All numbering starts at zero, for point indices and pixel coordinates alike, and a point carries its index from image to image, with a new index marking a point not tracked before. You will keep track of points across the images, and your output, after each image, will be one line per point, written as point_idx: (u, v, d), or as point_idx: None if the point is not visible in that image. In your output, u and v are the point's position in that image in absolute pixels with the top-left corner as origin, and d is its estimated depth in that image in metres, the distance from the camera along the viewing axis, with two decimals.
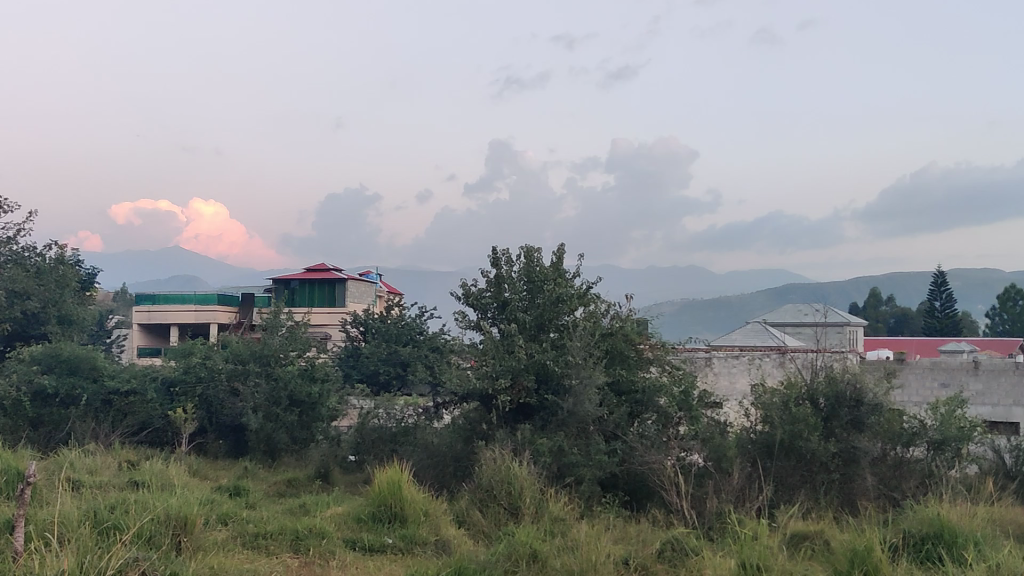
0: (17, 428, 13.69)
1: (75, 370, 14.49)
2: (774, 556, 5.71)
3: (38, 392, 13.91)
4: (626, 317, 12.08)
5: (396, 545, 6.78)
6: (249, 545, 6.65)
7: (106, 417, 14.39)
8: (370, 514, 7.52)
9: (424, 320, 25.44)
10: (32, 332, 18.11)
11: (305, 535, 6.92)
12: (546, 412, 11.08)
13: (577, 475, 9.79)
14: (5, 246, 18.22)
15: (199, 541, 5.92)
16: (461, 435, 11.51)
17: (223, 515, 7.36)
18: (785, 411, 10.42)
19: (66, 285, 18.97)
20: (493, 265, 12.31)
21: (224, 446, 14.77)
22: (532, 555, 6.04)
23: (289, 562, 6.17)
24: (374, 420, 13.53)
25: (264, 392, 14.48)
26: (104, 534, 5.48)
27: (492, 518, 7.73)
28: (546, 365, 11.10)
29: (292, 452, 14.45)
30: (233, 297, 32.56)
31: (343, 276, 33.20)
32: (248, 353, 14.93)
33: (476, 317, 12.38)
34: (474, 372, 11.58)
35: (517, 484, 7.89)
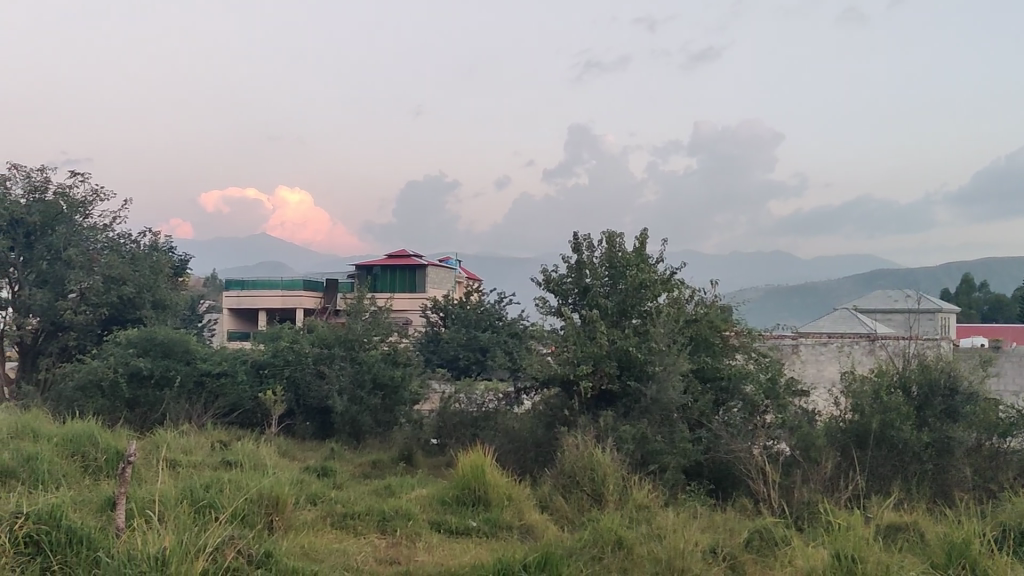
0: (115, 409, 14.27)
1: (169, 353, 14.95)
2: (869, 546, 5.55)
3: (134, 374, 14.41)
4: (711, 304, 11.98)
5: (481, 529, 6.80)
6: (338, 524, 6.77)
7: (198, 398, 14.80)
8: (454, 496, 7.56)
9: (503, 306, 25.42)
10: (128, 316, 18.68)
11: (390, 516, 7.00)
12: (629, 399, 10.98)
13: (661, 463, 9.72)
14: (101, 235, 19.26)
15: (290, 520, 6.08)
16: (542, 421, 11.53)
17: (312, 495, 7.52)
18: (876, 400, 10.08)
19: (159, 271, 19.49)
20: (574, 250, 12.26)
21: (310, 428, 15.09)
22: (618, 542, 5.99)
23: (377, 542, 6.26)
24: (455, 404, 13.59)
25: (349, 375, 14.75)
26: (200, 512, 5.61)
27: (575, 504, 7.68)
28: (629, 352, 11.00)
29: (375, 435, 14.70)
30: (319, 283, 33.15)
31: (423, 261, 33.55)
32: (333, 337, 15.26)
33: (557, 303, 12.36)
34: (555, 358, 11.55)
35: (600, 470, 7.87)
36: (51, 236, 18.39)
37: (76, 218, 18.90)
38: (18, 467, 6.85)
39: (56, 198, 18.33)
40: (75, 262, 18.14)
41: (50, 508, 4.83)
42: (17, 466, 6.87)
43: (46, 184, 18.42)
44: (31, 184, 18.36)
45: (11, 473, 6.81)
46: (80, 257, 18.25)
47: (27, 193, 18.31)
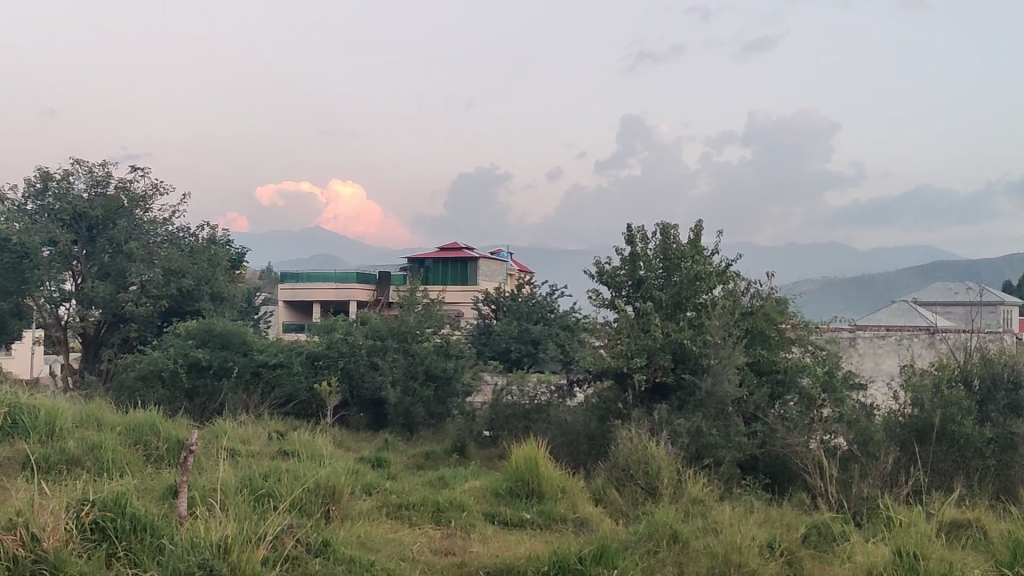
0: (174, 399, 14.58)
1: (227, 344, 15.19)
2: (932, 544, 5.46)
3: (194, 365, 14.70)
4: (767, 296, 11.81)
5: (535, 521, 6.81)
6: (392, 514, 6.82)
7: (255, 389, 15.02)
8: (507, 488, 7.56)
9: (555, 299, 25.37)
10: (187, 308, 19.03)
11: (445, 507, 7.03)
12: (684, 392, 10.90)
13: (716, 457, 9.65)
14: (161, 228, 19.61)
15: (346, 509, 6.15)
16: (595, 414, 11.52)
17: (368, 485, 7.60)
18: (936, 395, 9.87)
19: (218, 264, 19.72)
20: (628, 242, 12.19)
21: (364, 419, 15.26)
22: (673, 536, 5.95)
23: (431, 533, 6.29)
24: (508, 396, 13.60)
25: (402, 366, 14.88)
26: (259, 501, 5.70)
27: (629, 497, 7.65)
28: (683, 344, 10.90)
29: (428, 426, 14.80)
30: (372, 275, 33.42)
31: (475, 254, 33.64)
32: (386, 330, 15.34)
33: (610, 295, 12.31)
34: (608, 351, 11.52)
35: (654, 463, 7.84)
36: (113, 229, 18.81)
37: (136, 212, 19.30)
38: (83, 455, 7.02)
39: (118, 193, 18.72)
40: (137, 255, 18.53)
41: (114, 495, 4.94)
42: (81, 454, 7.04)
43: (108, 178, 18.84)
44: (93, 179, 18.79)
45: (76, 461, 6.97)
46: (141, 250, 18.62)
47: (90, 187, 18.73)
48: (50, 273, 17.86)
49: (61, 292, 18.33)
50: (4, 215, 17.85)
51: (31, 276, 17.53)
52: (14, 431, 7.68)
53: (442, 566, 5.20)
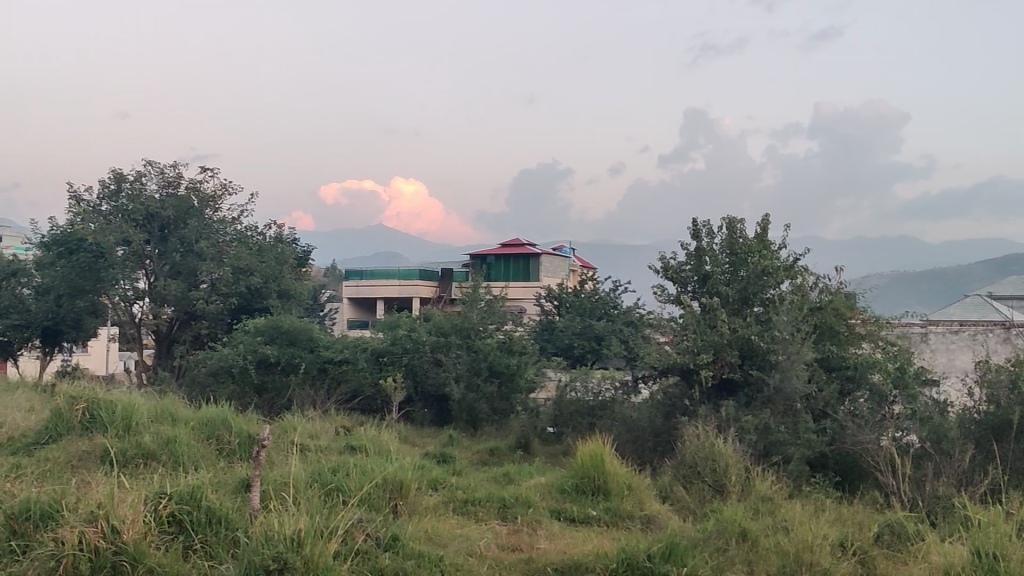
0: (244, 394, 14.89)
1: (294, 340, 15.44)
2: (1013, 544, 5.31)
3: (262, 361, 14.99)
4: (836, 291, 11.59)
5: (602, 518, 6.78)
6: (459, 510, 6.86)
7: (322, 384, 15.21)
8: (573, 485, 7.55)
9: (618, 295, 25.20)
10: (255, 306, 19.31)
11: (511, 503, 7.04)
12: (752, 388, 10.76)
13: (785, 455, 9.51)
14: (230, 227, 19.96)
15: (414, 505, 6.21)
16: (661, 410, 11.48)
17: (434, 480, 7.65)
18: (1014, 391, 9.57)
19: (284, 262, 20.01)
20: (693, 237, 12.09)
21: (429, 415, 15.40)
22: (742, 534, 5.88)
23: (498, 529, 6.32)
24: (572, 393, 13.57)
25: (465, 362, 14.98)
26: (329, 495, 5.78)
27: (697, 494, 7.57)
28: (751, 340, 10.76)
29: (492, 423, 14.85)
30: (435, 272, 33.62)
31: (537, 250, 33.63)
32: (450, 327, 15.43)
33: (675, 291, 12.25)
34: (674, 347, 11.45)
35: (722, 461, 7.75)
36: (184, 228, 19.22)
37: (206, 212, 19.70)
38: (159, 449, 7.18)
39: (188, 193, 19.12)
40: (207, 254, 18.91)
41: (190, 489, 5.04)
42: (157, 449, 7.20)
43: (180, 179, 19.26)
44: (164, 180, 19.23)
45: (152, 455, 7.15)
46: (210, 249, 18.99)
47: (162, 188, 19.18)
48: (124, 272, 18.41)
49: (134, 290, 18.89)
50: (81, 216, 18.37)
51: (105, 274, 18.18)
52: (93, 426, 7.91)
53: (511, 563, 5.22)
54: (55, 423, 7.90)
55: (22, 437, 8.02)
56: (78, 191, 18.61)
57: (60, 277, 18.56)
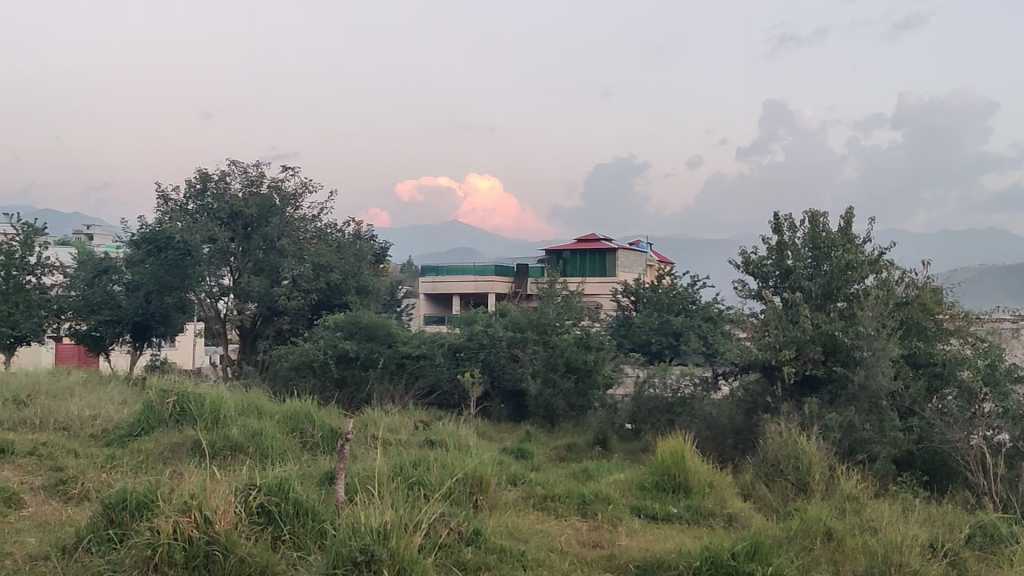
0: (325, 388, 15.21)
1: (373, 335, 15.66)
2: None
3: (342, 356, 15.27)
4: (923, 285, 11.25)
5: (683, 516, 6.73)
6: (538, 506, 6.88)
7: (400, 379, 15.43)
8: (653, 482, 7.50)
9: (696, 290, 24.88)
10: (335, 301, 19.77)
11: (590, 500, 7.02)
12: (835, 385, 10.54)
13: (870, 453, 9.32)
14: (310, 224, 20.30)
15: (493, 499, 6.27)
16: (742, 407, 11.34)
17: (513, 476, 7.69)
18: None
19: (363, 259, 20.32)
20: (775, 231, 11.89)
21: (506, 410, 15.47)
22: (828, 534, 5.77)
23: (578, 525, 6.31)
24: (649, 389, 13.46)
25: (542, 358, 14.99)
26: (411, 489, 5.84)
27: (779, 492, 7.46)
28: (834, 336, 10.54)
29: (569, 418, 14.86)
30: (511, 267, 33.67)
31: (613, 245, 33.47)
32: (526, 322, 15.47)
33: (757, 286, 12.07)
34: (755, 343, 11.28)
35: (806, 459, 7.62)
36: (266, 226, 19.63)
37: (288, 210, 20.07)
38: (245, 442, 7.37)
39: (271, 192, 19.50)
40: (288, 251, 19.27)
41: (278, 480, 5.15)
42: (244, 441, 7.39)
43: (262, 178, 19.66)
44: (248, 179, 19.64)
45: (239, 447, 7.34)
46: (291, 246, 19.35)
47: (245, 187, 19.59)
48: (210, 269, 19.03)
49: (219, 286, 19.51)
50: (168, 215, 18.92)
51: (192, 271, 18.84)
52: (183, 419, 8.14)
53: (592, 559, 5.22)
54: (147, 416, 8.15)
55: (115, 428, 8.30)
56: (166, 191, 19.17)
57: (149, 274, 19.19)
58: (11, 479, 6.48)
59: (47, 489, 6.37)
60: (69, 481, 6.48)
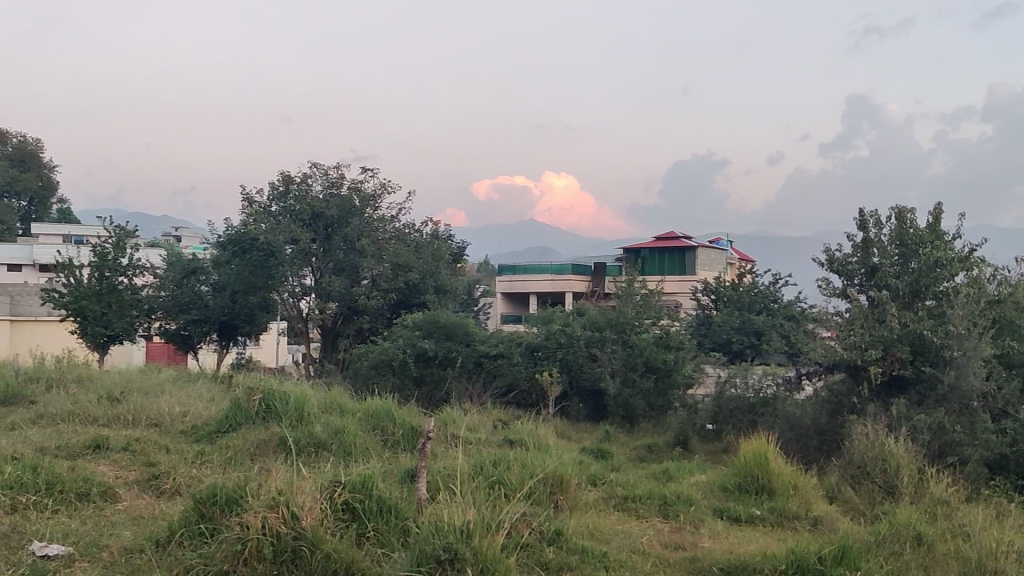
0: (404, 387, 15.36)
1: (451, 335, 15.71)
2: None
3: (421, 355, 15.37)
4: (1016, 283, 10.88)
5: (767, 519, 6.62)
6: (619, 507, 6.84)
7: (478, 378, 15.54)
8: (735, 484, 7.40)
9: (778, 288, 24.45)
10: (413, 301, 19.92)
11: (672, 501, 6.96)
12: (924, 386, 10.25)
13: (961, 455, 9.03)
14: (389, 225, 20.53)
15: (573, 499, 6.27)
16: (826, 408, 11.15)
17: (593, 476, 7.68)
18: None
19: (440, 258, 20.44)
20: (860, 228, 11.63)
21: (584, 410, 15.44)
22: (917, 539, 5.62)
23: (659, 527, 6.26)
24: (731, 389, 13.25)
25: (621, 357, 14.92)
26: (492, 488, 5.88)
27: (866, 495, 7.29)
28: (922, 335, 10.23)
29: (649, 418, 14.77)
30: (589, 265, 33.58)
31: (692, 243, 33.11)
32: (605, 321, 15.44)
33: (842, 284, 11.81)
34: (841, 342, 11.06)
35: (893, 461, 7.43)
36: (347, 227, 19.99)
37: (367, 211, 20.37)
38: (328, 439, 7.51)
39: (351, 193, 19.87)
40: (368, 251, 19.59)
41: (362, 478, 5.23)
42: (327, 438, 7.53)
43: (342, 180, 19.99)
44: (329, 181, 20.01)
45: (323, 445, 7.48)
46: (371, 246, 19.65)
47: (326, 189, 19.96)
48: (292, 269, 19.55)
49: (301, 286, 20.03)
50: (252, 217, 19.42)
51: (276, 271, 19.39)
52: (269, 416, 8.33)
53: (674, 561, 5.17)
54: (235, 413, 8.34)
55: (204, 425, 8.54)
56: (250, 193, 19.65)
57: (234, 275, 19.78)
58: (106, 474, 6.72)
59: (140, 484, 6.58)
60: (160, 476, 6.69)
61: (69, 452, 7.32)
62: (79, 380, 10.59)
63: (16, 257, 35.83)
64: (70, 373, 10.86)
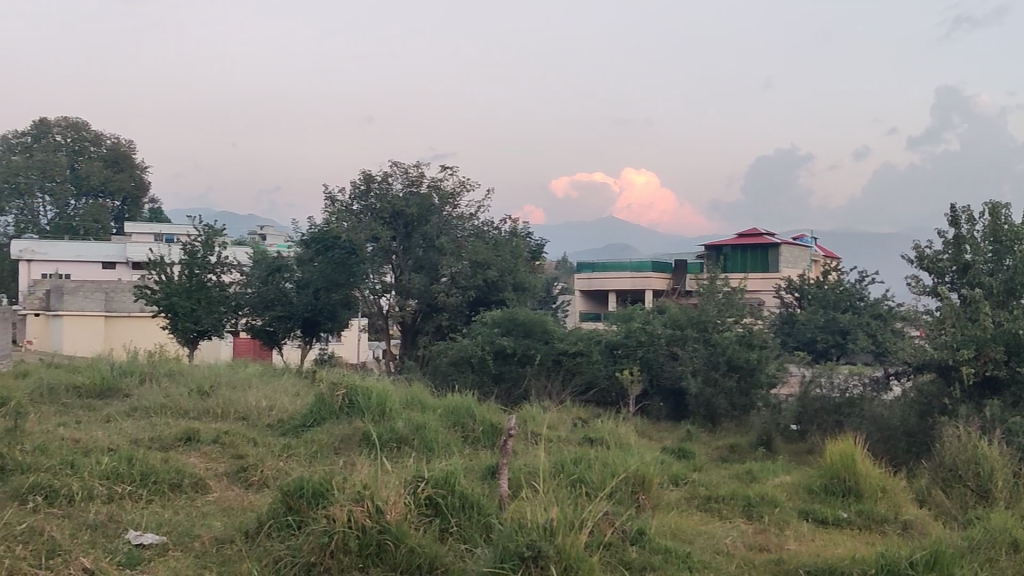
0: (483, 383, 15.44)
1: (529, 332, 15.70)
2: None
3: (500, 352, 15.44)
4: None
5: (854, 521, 6.48)
6: (702, 507, 6.78)
7: (557, 375, 15.58)
8: (822, 485, 7.26)
9: (865, 285, 23.86)
10: (492, 298, 19.95)
11: (756, 502, 6.86)
12: (1020, 387, 9.96)
13: None
14: (468, 223, 20.63)
15: (655, 499, 6.24)
16: (915, 409, 10.91)
17: (676, 476, 7.62)
18: None
19: (520, 256, 20.46)
20: (951, 224, 11.28)
21: (665, 410, 15.38)
22: (1014, 545, 5.43)
23: (743, 527, 6.19)
24: (816, 389, 13.02)
25: (703, 355, 14.77)
26: (573, 486, 5.88)
27: (958, 500, 7.07)
28: (1018, 335, 9.86)
29: (732, 418, 14.57)
30: (668, 263, 33.28)
31: (776, 240, 32.54)
32: (685, 320, 15.32)
33: (931, 282, 11.46)
34: (931, 342, 10.74)
35: (987, 464, 7.19)
36: (426, 225, 20.16)
37: (446, 209, 20.54)
38: (410, 435, 7.60)
39: (430, 192, 20.00)
40: (447, 249, 19.76)
41: (444, 474, 5.28)
42: (409, 434, 7.62)
43: (422, 178, 20.16)
44: (409, 179, 20.20)
45: (405, 440, 7.57)
46: (451, 245, 19.86)
47: (406, 187, 20.13)
48: (373, 267, 19.82)
49: (382, 284, 20.30)
50: (335, 216, 19.89)
51: (356, 269, 19.88)
52: (352, 411, 8.47)
53: (759, 563, 5.11)
54: (319, 408, 8.51)
55: (290, 419, 8.73)
56: (333, 192, 20.00)
57: (317, 273, 20.40)
58: (198, 465, 6.93)
59: (230, 476, 6.77)
60: (249, 469, 6.87)
61: (162, 444, 7.56)
62: (171, 375, 10.94)
63: (110, 255, 37.16)
64: (162, 367, 11.22)
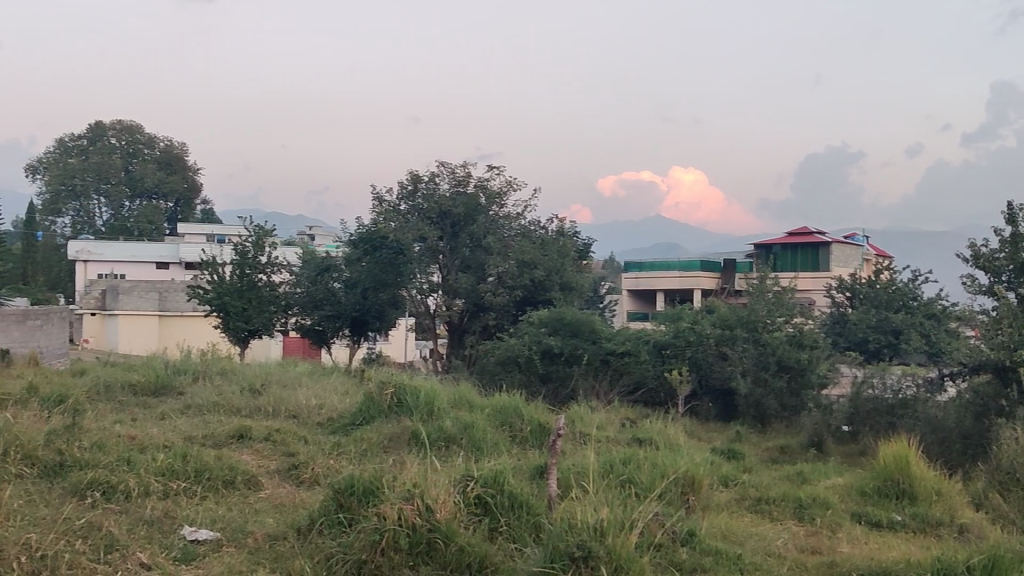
0: (530, 383, 15.46)
1: (577, 332, 15.70)
2: None
3: (546, 352, 15.46)
4: None
5: (908, 524, 6.38)
6: (753, 509, 6.72)
7: (605, 375, 15.53)
8: (875, 488, 7.16)
9: (918, 284, 23.46)
10: (539, 298, 20.00)
11: (807, 504, 6.79)
12: None
13: None
14: (516, 223, 20.62)
15: (705, 500, 6.21)
16: (971, 411, 10.69)
17: (725, 477, 7.57)
18: None
19: (567, 255, 20.47)
20: (1008, 223, 11.06)
21: (714, 410, 15.25)
22: None
23: (794, 529, 6.13)
24: (868, 390, 12.86)
25: (752, 356, 14.57)
26: (622, 487, 5.87)
27: (1016, 503, 6.92)
28: None
29: (782, 419, 14.41)
30: (717, 262, 33.02)
31: (827, 238, 32.13)
32: (735, 320, 15.19)
33: (987, 281, 11.24)
34: (987, 342, 10.52)
35: None
36: (473, 225, 20.22)
37: (493, 209, 20.52)
38: (458, 434, 7.64)
39: (477, 192, 20.05)
40: (494, 249, 19.81)
41: (493, 474, 5.30)
42: (457, 433, 7.67)
43: (469, 178, 20.23)
44: (456, 179, 20.28)
45: (453, 439, 7.61)
46: (498, 244, 19.86)
47: (453, 187, 20.23)
48: (420, 267, 20.09)
49: (429, 283, 20.44)
50: (383, 216, 20.06)
51: (404, 269, 20.05)
52: (401, 410, 8.53)
53: (811, 566, 5.05)
54: (368, 406, 8.59)
55: (339, 418, 8.82)
56: (380, 192, 20.17)
57: (366, 273, 20.63)
58: (250, 463, 7.05)
59: (281, 473, 6.87)
60: (300, 466, 6.96)
61: (215, 441, 7.70)
62: (223, 373, 11.11)
63: (163, 255, 37.83)
64: (214, 365, 11.40)
